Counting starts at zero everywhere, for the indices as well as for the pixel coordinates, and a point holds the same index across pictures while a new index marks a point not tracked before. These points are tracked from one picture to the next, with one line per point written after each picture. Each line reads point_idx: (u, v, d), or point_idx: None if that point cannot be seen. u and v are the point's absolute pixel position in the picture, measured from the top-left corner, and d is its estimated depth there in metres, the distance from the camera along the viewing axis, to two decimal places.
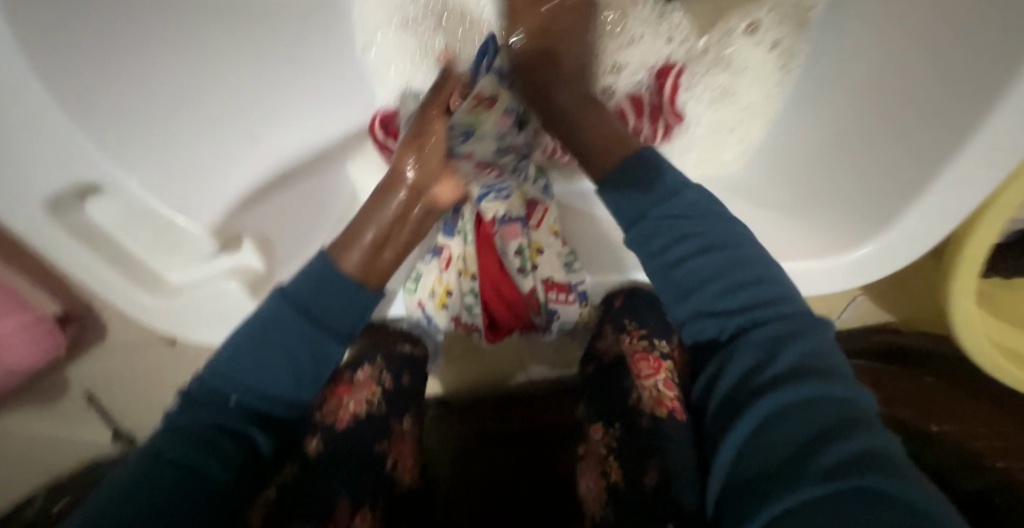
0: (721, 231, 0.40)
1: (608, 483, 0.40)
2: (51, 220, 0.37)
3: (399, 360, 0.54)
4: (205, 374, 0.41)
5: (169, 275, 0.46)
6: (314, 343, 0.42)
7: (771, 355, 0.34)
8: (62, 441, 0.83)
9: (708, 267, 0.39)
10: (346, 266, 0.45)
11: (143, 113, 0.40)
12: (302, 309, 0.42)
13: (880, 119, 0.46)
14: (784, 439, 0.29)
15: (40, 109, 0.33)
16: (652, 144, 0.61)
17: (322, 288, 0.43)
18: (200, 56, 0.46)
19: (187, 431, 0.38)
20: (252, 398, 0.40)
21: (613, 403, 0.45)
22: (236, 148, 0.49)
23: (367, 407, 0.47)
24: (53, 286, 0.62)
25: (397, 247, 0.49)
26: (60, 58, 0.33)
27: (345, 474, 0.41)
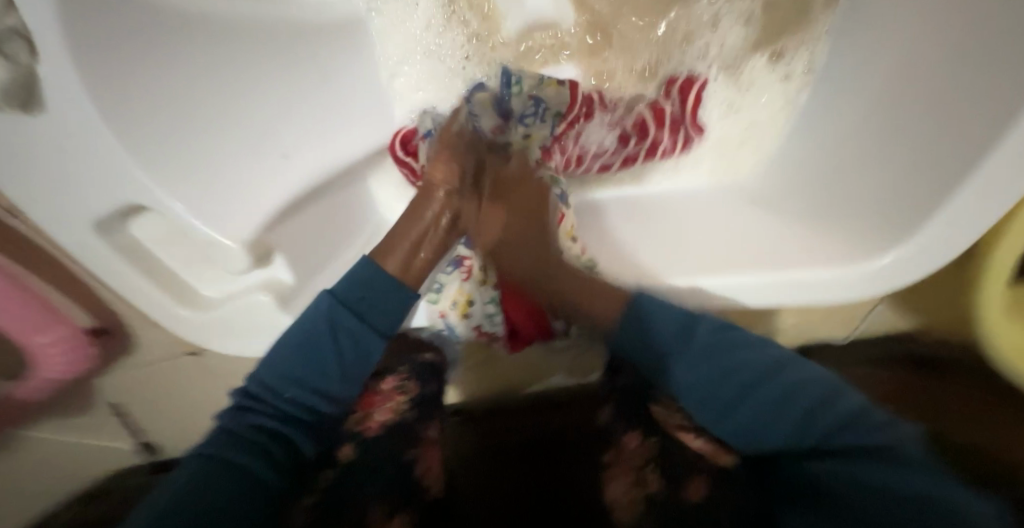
0: (762, 354, 0.41)
1: (645, 491, 0.41)
2: (102, 240, 0.41)
3: (425, 370, 0.55)
4: (263, 368, 0.42)
5: (203, 289, 0.49)
6: (356, 336, 0.43)
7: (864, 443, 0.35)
8: (90, 450, 0.85)
9: (767, 400, 0.39)
10: (387, 265, 0.47)
11: (193, 140, 0.43)
12: (349, 305, 0.43)
13: (899, 132, 0.47)
14: (858, 502, 0.32)
15: (98, 134, 0.35)
16: (671, 155, 0.62)
17: (368, 288, 0.45)
18: (239, 78, 0.47)
19: (243, 434, 0.39)
20: (301, 392, 0.41)
21: (649, 419, 0.47)
22: (272, 166, 0.50)
23: (395, 415, 0.48)
24: (88, 302, 0.65)
25: (431, 250, 0.50)
26: (119, 94, 0.36)
27: (377, 479, 0.42)
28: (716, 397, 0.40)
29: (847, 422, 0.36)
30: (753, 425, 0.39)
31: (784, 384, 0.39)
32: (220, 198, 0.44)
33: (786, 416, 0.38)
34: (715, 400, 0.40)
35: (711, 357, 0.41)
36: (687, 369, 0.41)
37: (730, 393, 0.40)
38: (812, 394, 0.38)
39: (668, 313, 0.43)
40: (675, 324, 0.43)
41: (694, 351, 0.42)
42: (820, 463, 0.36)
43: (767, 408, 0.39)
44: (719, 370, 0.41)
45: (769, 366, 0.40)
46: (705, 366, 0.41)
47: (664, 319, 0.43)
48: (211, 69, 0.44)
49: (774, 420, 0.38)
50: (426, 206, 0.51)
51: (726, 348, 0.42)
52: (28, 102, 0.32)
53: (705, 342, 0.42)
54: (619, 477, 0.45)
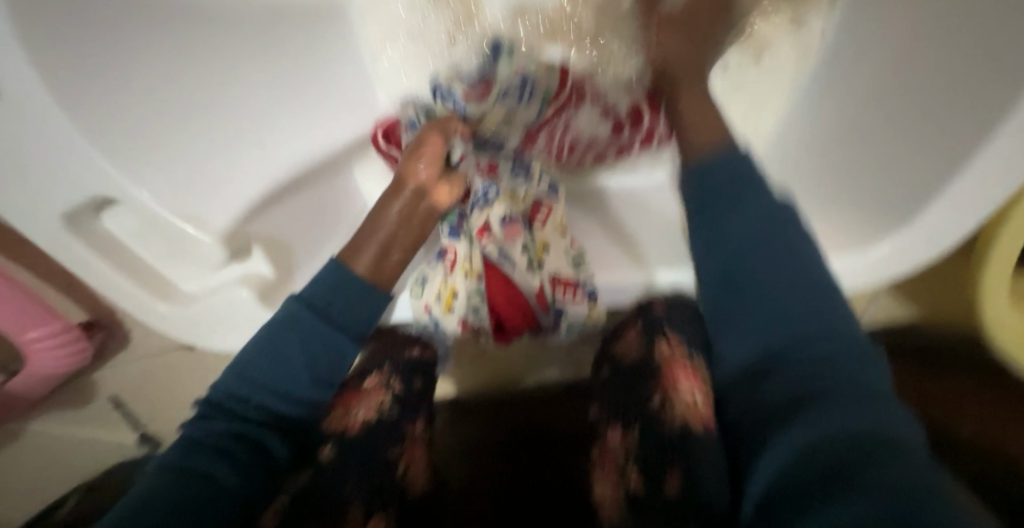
0: (768, 216, 0.36)
1: (627, 489, 0.39)
2: (71, 233, 0.39)
3: (409, 365, 0.54)
4: (228, 376, 0.40)
5: (183, 284, 0.47)
6: (325, 341, 0.42)
7: (806, 368, 0.31)
8: (90, 443, 0.85)
9: (760, 254, 0.35)
10: (357, 267, 0.46)
11: (161, 128, 0.42)
12: (317, 309, 0.42)
13: (901, 116, 0.44)
14: (838, 445, 0.26)
15: (58, 126, 0.34)
16: (665, 142, 0.59)
17: (337, 293, 0.43)
18: (209, 66, 0.46)
19: (209, 443, 0.38)
20: (272, 400, 0.40)
21: (631, 403, 0.44)
22: (247, 156, 0.49)
23: (377, 413, 0.47)
24: (80, 296, 0.64)
25: (402, 251, 0.49)
26: (73, 75, 0.34)
27: (359, 476, 0.41)
28: (737, 311, 0.35)
29: (826, 358, 0.31)
30: (748, 302, 0.35)
31: (828, 325, 0.33)
32: (189, 189, 0.43)
33: (778, 311, 0.34)
34: (754, 283, 0.35)
35: (733, 198, 0.37)
36: (738, 224, 0.36)
37: (758, 292, 0.35)
38: (824, 322, 0.33)
39: (739, 202, 0.37)
40: (738, 220, 0.36)
41: (752, 201, 0.37)
42: (784, 402, 0.31)
43: (778, 288, 0.34)
44: (754, 239, 0.36)
45: (810, 273, 0.35)
46: (736, 214, 0.36)
47: (731, 175, 0.38)
48: (181, 54, 0.43)
49: (775, 323, 0.34)
50: (391, 206, 0.49)
51: (772, 237, 0.36)
52: None
53: (732, 251, 0.36)
54: (606, 471, 0.43)
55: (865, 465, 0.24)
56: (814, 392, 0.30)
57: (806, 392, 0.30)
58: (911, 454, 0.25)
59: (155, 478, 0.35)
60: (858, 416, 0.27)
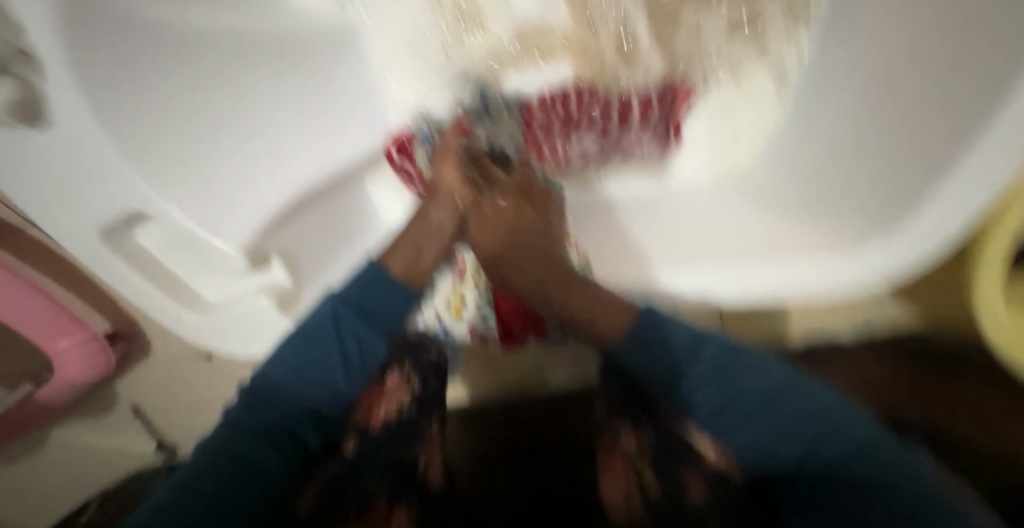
0: (729, 358, 0.37)
1: (644, 497, 0.41)
2: (105, 246, 0.42)
3: (428, 367, 0.55)
4: (268, 366, 0.42)
5: (204, 293, 0.49)
6: (360, 338, 0.42)
7: (817, 455, 0.33)
8: (110, 453, 0.87)
9: (750, 392, 0.35)
10: (393, 266, 0.46)
11: (190, 150, 0.45)
12: (352, 306, 0.42)
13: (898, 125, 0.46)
14: (850, 506, 0.32)
15: (98, 148, 0.37)
16: (645, 158, 0.62)
17: (372, 288, 0.44)
18: (234, 90, 0.50)
19: (253, 427, 0.39)
20: (305, 395, 0.41)
21: (644, 411, 0.46)
22: (268, 173, 0.53)
23: (399, 412, 0.49)
24: (107, 307, 0.67)
25: (434, 249, 0.49)
26: (116, 103, 0.38)
27: (381, 473, 0.43)
28: (720, 410, 0.35)
29: (823, 437, 0.33)
30: (753, 437, 0.34)
31: (800, 405, 0.34)
32: (218, 205, 0.47)
33: (791, 438, 0.33)
34: (748, 433, 0.35)
35: (659, 350, 0.37)
36: (702, 393, 0.36)
37: (725, 393, 0.35)
38: (808, 425, 0.33)
39: (716, 387, 0.35)
40: (723, 393, 0.35)
41: (697, 368, 0.36)
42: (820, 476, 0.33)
43: (773, 425, 0.34)
44: (721, 396, 0.35)
45: (784, 392, 0.35)
46: (695, 386, 0.36)
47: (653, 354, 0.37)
48: (212, 80, 0.48)
49: (765, 432, 0.34)
50: (432, 210, 0.51)
51: (773, 402, 0.34)
52: (34, 118, 0.34)
53: (725, 418, 0.35)
54: (615, 473, 0.45)
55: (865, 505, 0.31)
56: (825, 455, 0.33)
57: (832, 459, 0.33)
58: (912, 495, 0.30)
59: (196, 460, 0.37)
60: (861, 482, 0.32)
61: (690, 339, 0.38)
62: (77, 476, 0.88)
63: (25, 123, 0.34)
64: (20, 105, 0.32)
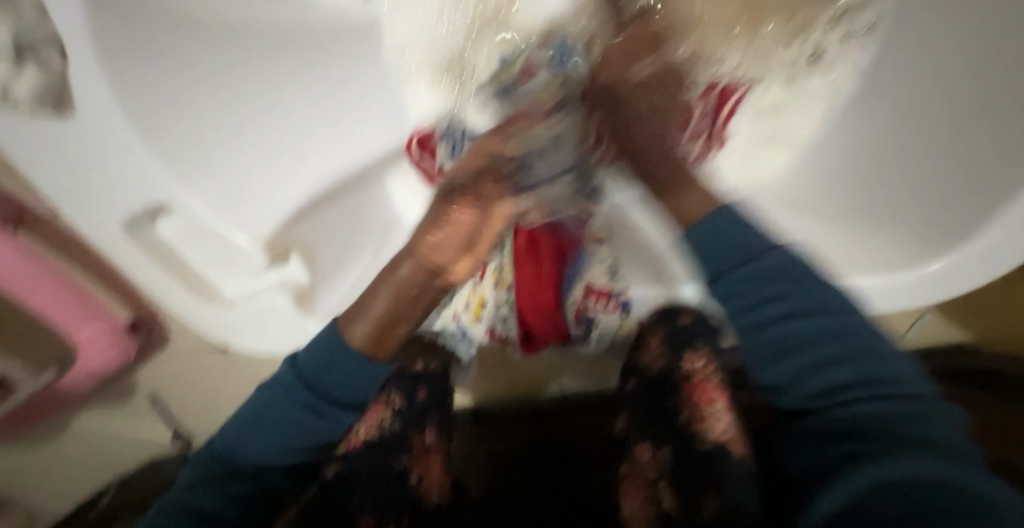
0: (823, 297, 0.33)
1: (659, 509, 0.35)
2: (129, 240, 0.42)
3: (412, 377, 0.54)
4: (221, 434, 0.42)
5: (221, 287, 0.48)
6: (319, 413, 0.40)
7: (874, 406, 0.29)
8: (129, 436, 0.88)
9: (804, 327, 0.32)
10: (353, 341, 0.40)
11: (217, 138, 0.45)
12: (308, 382, 0.39)
13: (955, 129, 0.44)
14: (879, 502, 0.22)
15: (124, 138, 0.36)
16: (685, 161, 0.57)
17: (330, 361, 0.39)
18: (249, 82, 0.47)
19: (203, 480, 0.40)
20: (252, 464, 0.40)
21: (658, 419, 0.40)
22: (287, 166, 0.52)
23: (380, 430, 0.47)
24: (127, 295, 0.66)
25: (411, 320, 0.42)
26: (142, 96, 0.37)
27: (367, 492, 0.41)
28: (773, 339, 0.33)
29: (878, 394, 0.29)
30: (791, 363, 0.32)
31: (886, 376, 0.30)
32: (234, 199, 0.46)
33: (837, 368, 0.31)
34: (784, 342, 0.33)
35: (783, 280, 0.33)
36: (779, 321, 0.33)
37: (776, 335, 0.33)
38: (876, 379, 0.30)
39: (784, 282, 0.33)
40: (778, 298, 0.33)
41: (783, 274, 0.33)
42: (862, 435, 0.27)
43: (818, 350, 0.32)
44: (810, 343, 0.32)
45: (858, 338, 0.32)
46: (764, 320, 0.33)
47: (746, 235, 0.35)
48: (244, 66, 0.47)
49: (825, 374, 0.31)
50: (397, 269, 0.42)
51: (829, 330, 0.32)
52: (61, 108, 0.33)
53: (771, 337, 0.33)
54: (631, 495, 0.38)
55: (910, 487, 0.22)
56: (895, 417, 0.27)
57: (887, 477, 0.23)
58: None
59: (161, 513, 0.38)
60: (908, 434, 0.26)
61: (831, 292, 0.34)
62: (94, 459, 0.89)
63: (46, 109, 0.33)
64: (46, 93, 0.32)
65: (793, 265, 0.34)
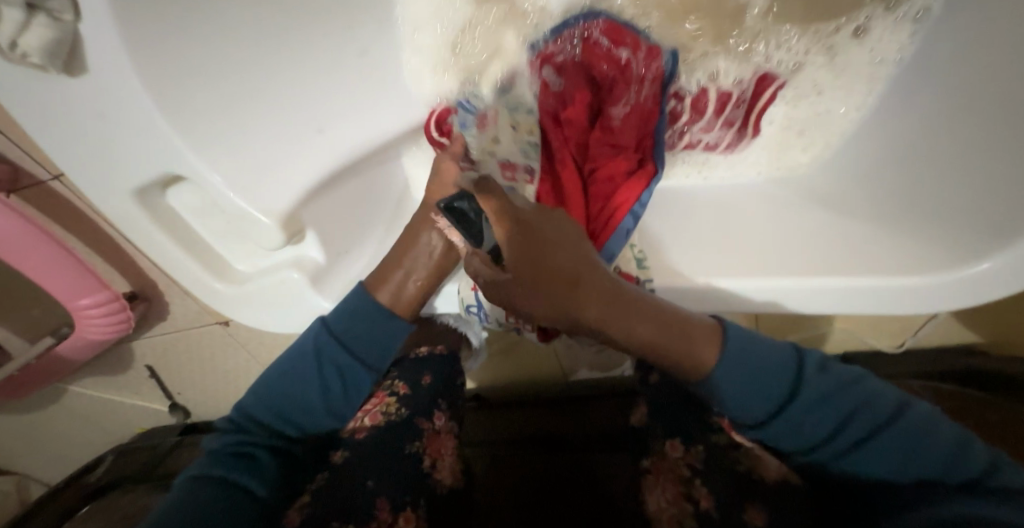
0: (829, 373, 0.38)
1: (694, 507, 0.38)
2: (141, 209, 0.41)
3: (417, 364, 0.52)
4: (249, 398, 0.44)
5: (236, 264, 0.49)
6: (343, 371, 0.44)
7: (900, 451, 0.34)
8: (126, 407, 0.88)
9: (823, 403, 0.36)
10: (380, 297, 0.47)
11: (237, 106, 0.42)
12: (338, 338, 0.44)
13: (994, 124, 0.43)
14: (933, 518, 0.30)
15: (139, 103, 0.35)
16: (714, 150, 0.60)
17: (357, 318, 0.45)
18: (279, 52, 0.46)
19: (226, 452, 0.41)
20: (285, 425, 0.43)
21: (687, 418, 0.43)
22: (309, 142, 0.49)
23: (387, 415, 0.46)
24: (127, 268, 0.64)
25: (425, 276, 0.48)
26: (162, 58, 0.35)
27: (379, 475, 0.41)
28: (818, 417, 0.36)
29: (907, 444, 0.34)
30: (817, 424, 0.36)
31: (910, 428, 0.34)
32: (255, 174, 0.43)
33: (827, 419, 0.36)
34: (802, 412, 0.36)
35: (822, 393, 0.37)
36: (809, 403, 0.36)
37: (826, 428, 0.36)
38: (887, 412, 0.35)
39: (795, 381, 0.37)
40: (799, 401, 0.36)
41: (809, 379, 0.37)
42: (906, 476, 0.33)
43: (828, 413, 0.36)
44: (829, 412, 0.36)
45: (864, 403, 0.36)
46: (786, 432, 0.37)
47: (764, 349, 0.38)
48: (274, 34, 0.45)
49: (866, 450, 0.35)
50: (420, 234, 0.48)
51: (830, 389, 0.37)
52: (72, 67, 0.32)
53: (789, 421, 0.37)
54: (663, 487, 0.41)
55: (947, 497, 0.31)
56: (919, 460, 0.33)
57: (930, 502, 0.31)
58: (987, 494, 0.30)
59: (182, 491, 0.37)
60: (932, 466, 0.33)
61: (787, 352, 0.39)
62: (90, 427, 0.89)
63: (62, 69, 0.32)
64: (58, 49, 0.30)
65: (824, 366, 0.38)
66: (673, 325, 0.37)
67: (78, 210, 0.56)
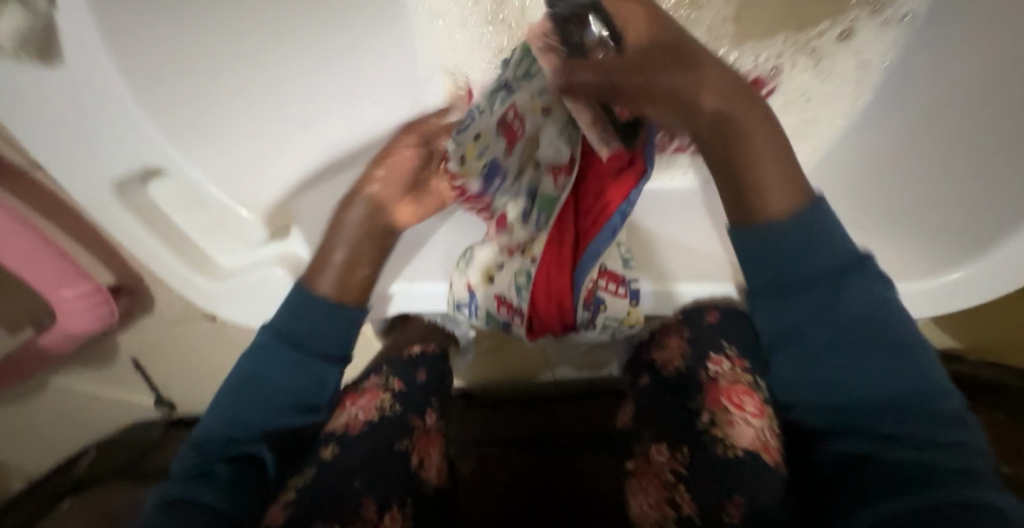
0: (874, 291, 0.33)
1: (676, 513, 0.37)
2: (118, 200, 0.39)
3: (407, 364, 0.52)
4: (210, 417, 0.41)
5: (219, 258, 0.48)
6: (297, 363, 0.43)
7: (892, 400, 0.31)
8: (110, 399, 0.87)
9: (839, 323, 0.32)
10: (320, 288, 0.45)
11: (220, 103, 0.42)
12: (285, 338, 0.43)
13: (989, 131, 0.42)
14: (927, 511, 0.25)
15: (114, 91, 0.33)
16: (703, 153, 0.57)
17: (300, 317, 0.43)
18: (266, 45, 0.44)
19: (191, 476, 0.37)
20: (248, 432, 0.40)
21: (677, 421, 0.42)
22: (294, 140, 0.49)
23: (379, 412, 0.45)
24: (110, 260, 0.63)
25: (368, 264, 0.48)
26: (139, 53, 0.34)
27: (367, 474, 0.39)
28: (827, 338, 0.32)
29: (904, 394, 0.31)
30: (830, 358, 0.32)
31: (911, 364, 0.31)
32: (235, 169, 0.44)
33: (846, 347, 0.32)
34: (818, 340, 0.33)
35: (849, 311, 0.32)
36: (830, 315, 0.32)
37: (829, 354, 0.32)
38: (922, 382, 0.31)
39: (834, 290, 0.32)
40: (839, 306, 0.32)
41: (857, 281, 0.32)
42: (891, 434, 0.30)
43: (844, 340, 0.32)
44: (844, 325, 0.32)
45: (881, 335, 0.32)
46: (807, 319, 0.33)
47: (812, 246, 0.32)
48: (264, 32, 0.43)
49: (873, 378, 0.31)
50: (351, 215, 0.49)
51: (868, 315, 0.32)
52: (48, 56, 0.31)
53: (815, 330, 0.33)
54: (646, 490, 0.41)
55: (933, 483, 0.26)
56: (910, 414, 0.30)
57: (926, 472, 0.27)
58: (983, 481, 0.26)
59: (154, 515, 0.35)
60: (940, 437, 0.29)
61: (846, 255, 0.33)
62: (74, 419, 0.88)
63: (35, 59, 0.31)
64: (30, 40, 0.29)
65: (867, 281, 0.33)
66: (785, 156, 0.35)
67: (58, 199, 0.55)
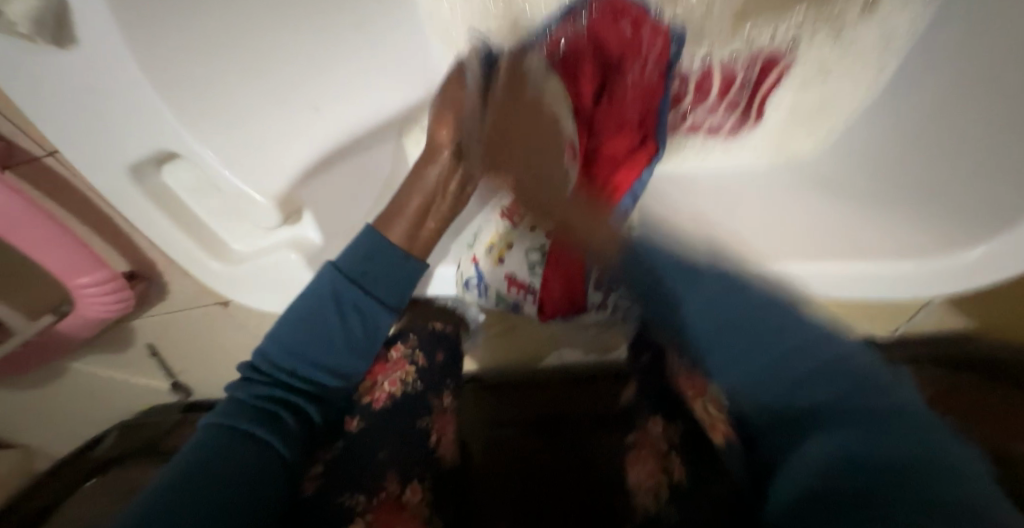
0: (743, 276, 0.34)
1: (669, 479, 0.40)
2: (135, 185, 0.40)
3: (432, 337, 0.53)
4: (270, 342, 0.41)
5: (233, 243, 0.49)
6: (361, 310, 0.42)
7: (825, 395, 0.30)
8: (127, 385, 0.88)
9: (736, 322, 0.32)
10: (392, 236, 0.45)
11: (231, 87, 0.42)
12: (351, 278, 0.41)
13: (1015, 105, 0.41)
14: (853, 488, 0.25)
15: (126, 73, 0.34)
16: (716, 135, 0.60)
17: (371, 259, 0.42)
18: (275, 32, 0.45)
19: (254, 403, 0.39)
20: (312, 369, 0.41)
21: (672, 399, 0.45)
22: (307, 124, 0.49)
23: (403, 386, 0.46)
24: (125, 247, 0.64)
25: (438, 219, 0.48)
26: (148, 35, 0.34)
27: (393, 447, 0.41)
28: (722, 330, 0.33)
29: (823, 371, 0.30)
30: (743, 360, 0.33)
31: (826, 355, 0.31)
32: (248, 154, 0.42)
33: (753, 348, 0.32)
34: (729, 351, 0.33)
35: (728, 302, 0.32)
36: (712, 312, 0.33)
37: (743, 354, 0.33)
38: (837, 362, 0.30)
39: (710, 289, 0.32)
40: (707, 298, 0.33)
41: (711, 268, 0.33)
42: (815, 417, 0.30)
43: (745, 338, 0.32)
44: (734, 320, 0.32)
45: (787, 337, 0.31)
46: (703, 316, 0.33)
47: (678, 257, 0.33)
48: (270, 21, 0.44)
49: (804, 385, 0.30)
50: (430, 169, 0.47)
51: (754, 303, 0.32)
52: (60, 37, 0.31)
53: (708, 326, 0.33)
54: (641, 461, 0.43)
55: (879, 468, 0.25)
56: (843, 403, 0.29)
57: (868, 451, 0.26)
58: (953, 476, 0.24)
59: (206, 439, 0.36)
60: (890, 427, 0.27)
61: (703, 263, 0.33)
62: (92, 405, 0.90)
63: (49, 41, 0.31)
64: (45, 20, 0.29)
65: (734, 270, 0.34)
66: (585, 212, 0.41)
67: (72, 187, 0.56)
